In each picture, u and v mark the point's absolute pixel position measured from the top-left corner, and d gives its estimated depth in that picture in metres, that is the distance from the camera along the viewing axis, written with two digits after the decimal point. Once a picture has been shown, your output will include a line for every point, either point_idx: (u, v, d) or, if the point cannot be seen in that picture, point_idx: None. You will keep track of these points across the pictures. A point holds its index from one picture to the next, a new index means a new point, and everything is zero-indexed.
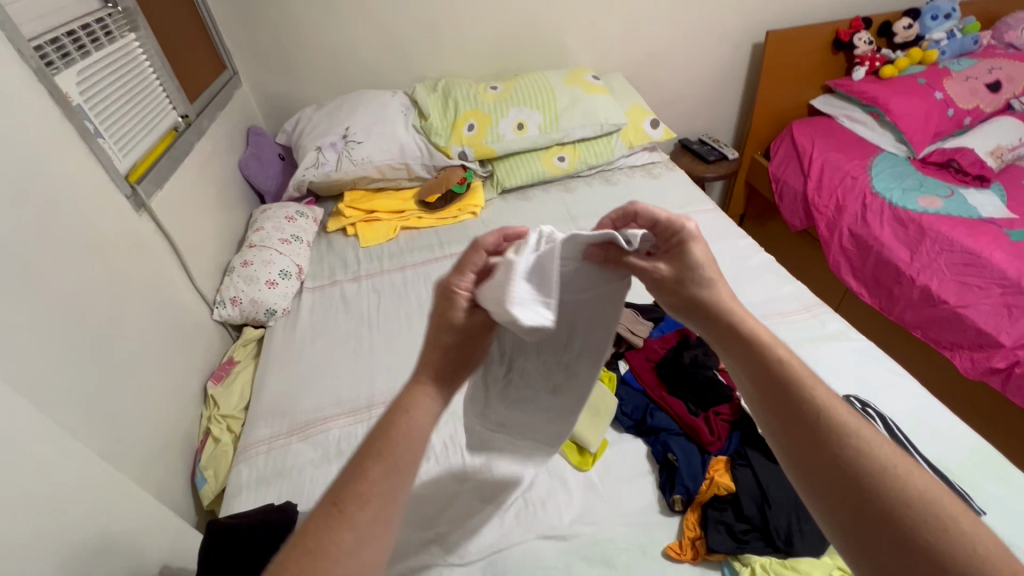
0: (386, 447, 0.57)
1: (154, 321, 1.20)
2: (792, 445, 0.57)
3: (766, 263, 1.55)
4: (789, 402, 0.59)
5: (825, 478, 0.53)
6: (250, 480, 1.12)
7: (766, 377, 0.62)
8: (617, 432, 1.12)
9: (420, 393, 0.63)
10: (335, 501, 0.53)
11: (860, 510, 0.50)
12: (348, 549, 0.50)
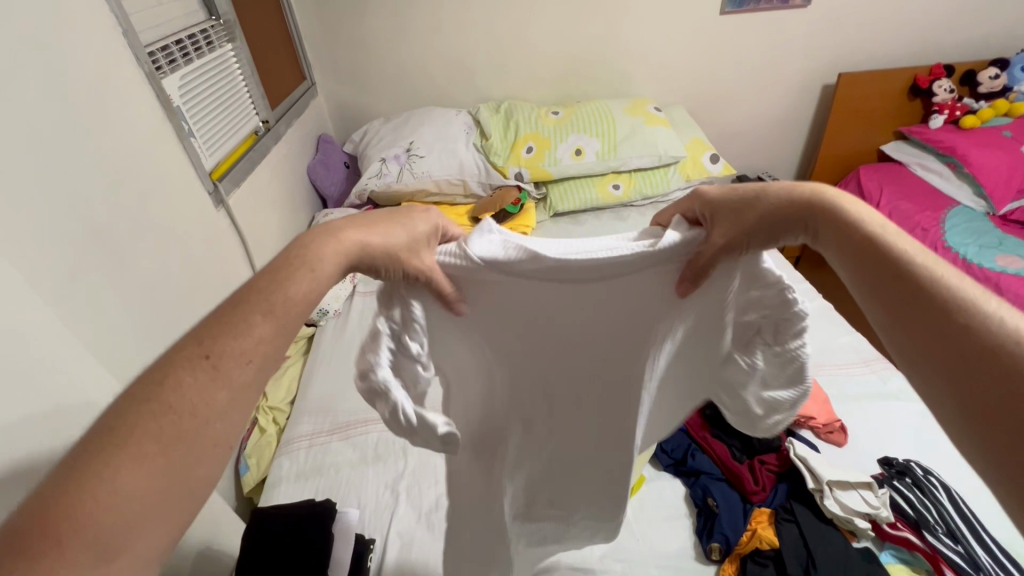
0: (273, 299, 0.52)
1: None
2: (906, 335, 0.48)
3: (824, 310, 1.49)
4: (905, 304, 0.49)
5: (964, 385, 0.42)
6: (290, 474, 1.15)
7: (879, 280, 0.52)
8: (655, 469, 1.09)
9: (322, 250, 0.56)
10: (205, 351, 0.47)
11: (989, 393, 0.41)
12: (219, 411, 0.45)
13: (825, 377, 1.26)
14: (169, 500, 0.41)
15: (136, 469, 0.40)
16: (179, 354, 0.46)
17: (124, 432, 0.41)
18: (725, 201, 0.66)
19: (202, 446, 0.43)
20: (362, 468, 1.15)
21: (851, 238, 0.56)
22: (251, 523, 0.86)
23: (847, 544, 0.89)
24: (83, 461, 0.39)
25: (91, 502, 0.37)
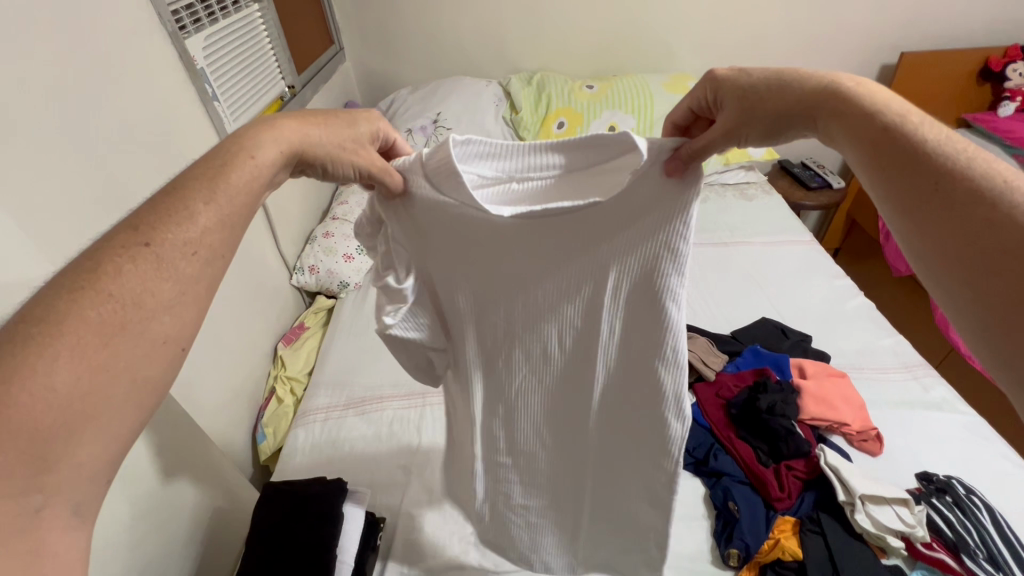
0: (217, 184, 0.52)
1: (239, 280, 1.27)
2: (911, 200, 0.52)
3: (865, 310, 1.41)
4: (933, 189, 0.50)
5: (971, 244, 0.47)
6: (306, 446, 1.16)
7: (903, 161, 0.53)
8: (674, 466, 1.06)
9: (260, 137, 0.57)
10: (144, 238, 0.46)
11: (987, 250, 0.46)
12: (166, 299, 0.45)
13: (861, 382, 1.19)
14: (116, 406, 0.41)
15: (73, 354, 0.39)
16: (111, 244, 0.45)
17: (54, 330, 0.39)
18: (735, 82, 0.60)
19: (149, 349, 0.43)
20: (377, 445, 1.15)
21: (871, 123, 0.55)
22: (260, 501, 0.85)
23: (875, 560, 0.85)
24: (11, 359, 0.37)
25: (34, 402, 0.36)
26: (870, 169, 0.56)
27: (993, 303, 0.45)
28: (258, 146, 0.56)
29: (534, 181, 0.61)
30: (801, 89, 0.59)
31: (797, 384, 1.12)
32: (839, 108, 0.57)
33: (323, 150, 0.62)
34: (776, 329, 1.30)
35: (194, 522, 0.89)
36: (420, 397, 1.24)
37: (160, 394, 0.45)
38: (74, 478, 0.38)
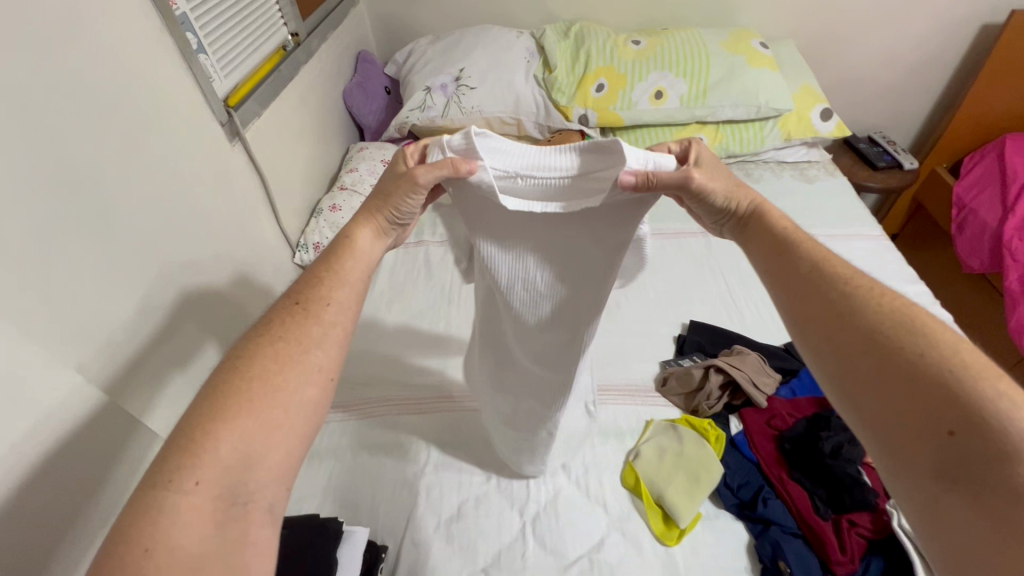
0: (333, 265, 0.65)
1: (233, 264, 1.14)
2: (809, 309, 0.59)
3: None
4: (826, 302, 0.58)
5: (870, 358, 0.53)
6: (305, 452, 1.06)
7: (809, 267, 0.61)
8: (715, 506, 0.93)
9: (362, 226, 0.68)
10: (295, 298, 0.62)
11: (884, 368, 0.52)
12: (315, 337, 0.60)
13: None
14: (284, 419, 0.54)
15: (261, 386, 0.54)
16: (278, 308, 0.62)
17: (248, 369, 0.55)
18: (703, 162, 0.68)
19: (306, 376, 0.57)
20: (381, 457, 1.04)
21: (778, 237, 0.65)
22: None
23: None
24: (224, 388, 0.53)
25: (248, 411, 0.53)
26: (775, 274, 0.64)
27: (901, 416, 0.51)
28: (355, 232, 0.68)
29: (538, 180, 0.65)
30: (738, 193, 0.68)
31: None
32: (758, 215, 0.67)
33: (382, 199, 0.67)
34: None
35: None
36: (431, 402, 1.12)
37: (319, 411, 0.58)
38: (262, 487, 0.51)
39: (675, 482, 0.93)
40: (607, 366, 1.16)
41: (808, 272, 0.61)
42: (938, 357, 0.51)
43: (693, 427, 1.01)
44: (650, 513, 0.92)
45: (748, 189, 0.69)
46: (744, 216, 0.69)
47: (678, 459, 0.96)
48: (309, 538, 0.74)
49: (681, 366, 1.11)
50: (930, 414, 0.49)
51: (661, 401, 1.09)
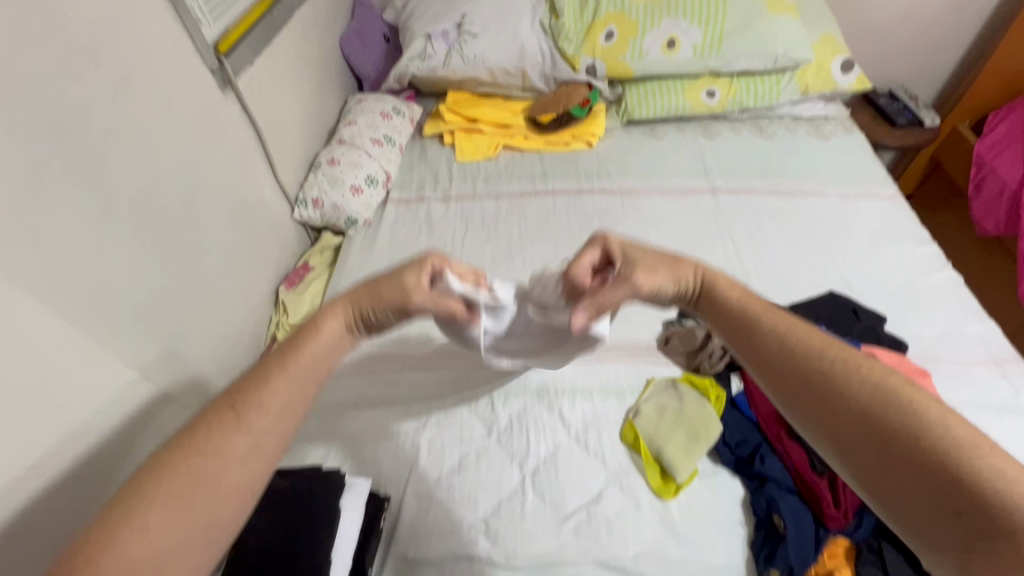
0: (291, 352, 0.64)
1: (227, 220, 1.12)
2: (794, 398, 0.62)
3: (948, 289, 1.20)
4: (810, 380, 0.61)
5: (855, 437, 0.56)
6: (307, 406, 1.07)
7: (778, 330, 0.66)
8: (713, 463, 0.94)
9: (333, 314, 0.70)
10: (232, 401, 0.57)
11: (878, 451, 0.54)
12: (241, 451, 0.55)
13: (941, 378, 1.03)
14: (190, 546, 0.50)
15: (166, 506, 0.50)
16: (208, 411, 0.57)
17: (157, 481, 0.51)
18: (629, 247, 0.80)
19: (221, 497, 0.52)
20: (382, 413, 1.05)
21: (748, 310, 0.71)
22: None
23: None
24: (119, 510, 0.49)
25: (201, 469, 0.53)
26: (756, 362, 0.67)
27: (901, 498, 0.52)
28: (327, 319, 0.69)
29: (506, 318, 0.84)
30: (684, 277, 0.77)
31: None
32: (707, 294, 0.76)
33: (399, 288, 0.72)
34: (847, 308, 1.11)
35: None
36: (431, 360, 1.13)
37: (226, 537, 0.53)
38: None
39: (674, 439, 0.93)
40: None
41: (784, 357, 0.64)
42: (918, 433, 0.53)
43: (694, 387, 1.01)
44: (647, 469, 0.93)
45: (718, 274, 0.77)
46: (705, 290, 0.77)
47: (678, 418, 0.97)
48: (309, 488, 0.76)
49: (685, 326, 1.10)
50: (932, 493, 0.51)
51: (663, 361, 1.09)
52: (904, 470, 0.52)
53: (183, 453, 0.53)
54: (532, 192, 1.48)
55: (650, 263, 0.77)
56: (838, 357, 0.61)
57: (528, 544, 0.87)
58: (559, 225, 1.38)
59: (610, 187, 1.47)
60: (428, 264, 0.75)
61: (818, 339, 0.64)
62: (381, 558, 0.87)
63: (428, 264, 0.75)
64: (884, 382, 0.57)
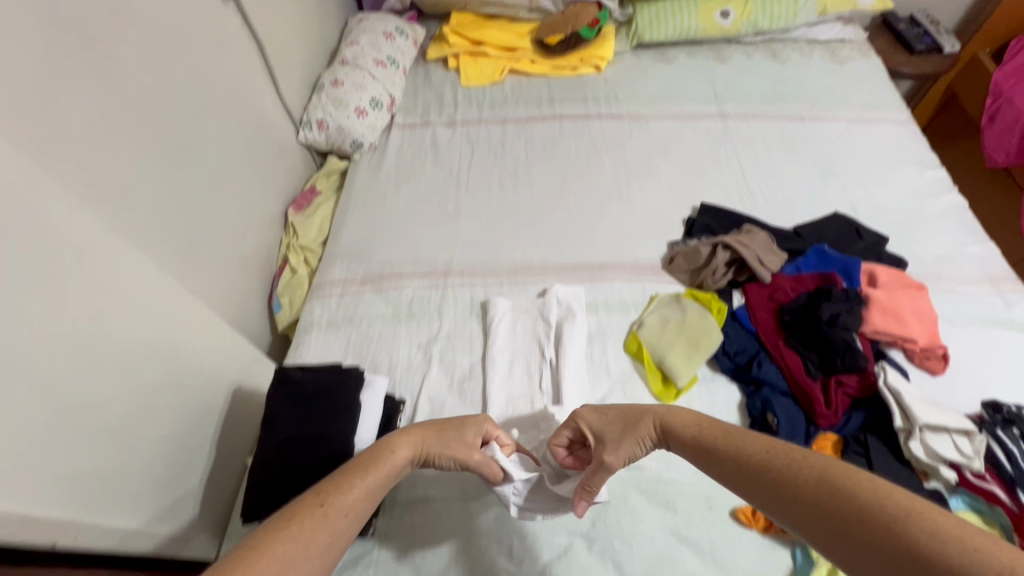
0: (372, 464, 0.66)
1: (234, 136, 1.13)
2: (772, 505, 0.56)
3: (953, 211, 1.21)
4: (775, 490, 0.56)
5: (835, 543, 0.50)
6: (322, 321, 1.11)
7: (723, 446, 0.63)
8: (711, 370, 0.99)
9: (402, 441, 0.71)
10: (321, 500, 0.60)
11: (856, 548, 0.48)
12: (320, 549, 0.55)
13: (936, 293, 1.06)
14: None
15: None
16: (302, 501, 0.59)
17: (256, 555, 0.51)
18: (601, 420, 0.75)
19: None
20: (395, 326, 1.09)
21: (698, 427, 0.68)
22: (274, 383, 0.80)
23: (919, 485, 0.80)
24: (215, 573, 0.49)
25: (331, 517, 0.58)
26: (729, 477, 0.62)
27: None
28: (396, 443, 0.70)
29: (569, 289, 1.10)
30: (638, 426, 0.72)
31: (865, 293, 0.99)
32: (673, 437, 0.70)
33: (458, 439, 0.74)
34: (850, 227, 1.14)
35: (207, 395, 0.87)
36: (441, 277, 1.15)
37: None
38: None
39: (676, 347, 0.98)
40: (614, 246, 1.18)
41: (747, 467, 0.59)
42: (882, 515, 0.47)
43: (697, 300, 1.04)
44: (649, 375, 0.98)
45: (673, 409, 0.72)
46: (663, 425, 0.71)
47: (680, 328, 1.00)
48: (330, 375, 0.80)
49: (688, 245, 1.12)
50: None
51: (667, 279, 1.11)
52: (891, 571, 0.45)
53: (322, 505, 0.59)
54: (539, 117, 1.45)
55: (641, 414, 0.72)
56: (778, 456, 0.58)
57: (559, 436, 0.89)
58: (567, 149, 1.37)
59: (619, 112, 1.45)
60: (489, 431, 0.78)
61: (762, 441, 0.61)
62: None
63: (480, 424, 0.76)
64: (825, 473, 0.54)
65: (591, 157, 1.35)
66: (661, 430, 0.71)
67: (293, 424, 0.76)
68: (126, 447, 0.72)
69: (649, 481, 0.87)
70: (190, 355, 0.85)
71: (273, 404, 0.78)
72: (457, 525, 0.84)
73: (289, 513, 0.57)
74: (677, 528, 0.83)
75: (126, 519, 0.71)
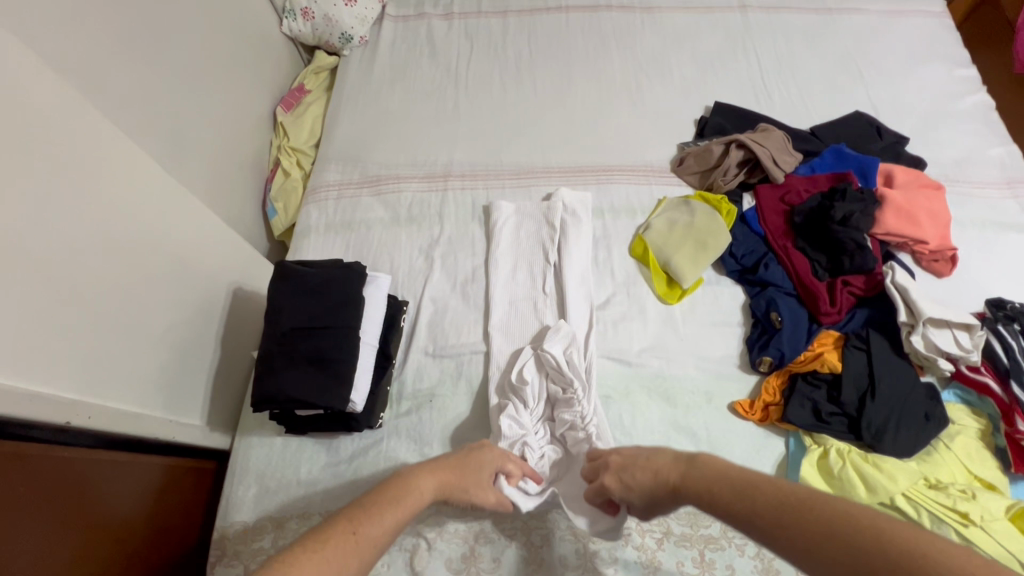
0: (401, 496, 0.64)
1: (209, 22, 1.05)
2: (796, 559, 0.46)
3: (978, 111, 1.15)
4: (798, 542, 0.46)
5: None
6: (319, 224, 1.08)
7: (732, 511, 0.52)
8: (717, 273, 0.98)
9: (426, 473, 0.68)
10: (353, 527, 0.59)
11: None
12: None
13: (951, 196, 1.03)
14: None
15: None
16: (332, 527, 0.58)
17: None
18: (621, 469, 0.66)
19: None
20: (395, 229, 1.06)
21: (702, 488, 0.56)
22: (275, 277, 0.78)
23: (916, 378, 0.82)
24: None
25: (362, 545, 0.58)
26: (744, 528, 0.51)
27: None
28: (424, 475, 0.68)
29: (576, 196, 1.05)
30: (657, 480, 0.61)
31: (880, 193, 0.96)
32: (686, 481, 0.58)
33: (475, 475, 0.71)
34: (870, 127, 1.08)
35: (205, 291, 0.86)
36: (441, 181, 1.11)
37: None
38: None
39: (682, 249, 0.96)
40: (621, 147, 1.12)
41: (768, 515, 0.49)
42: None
43: (706, 202, 1.01)
44: (654, 277, 0.97)
45: (666, 458, 0.62)
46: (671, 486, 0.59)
47: (687, 230, 0.98)
48: (334, 271, 0.78)
49: (699, 146, 1.08)
50: None
51: (675, 182, 1.07)
52: None
53: (354, 531, 0.58)
54: (543, 7, 1.33)
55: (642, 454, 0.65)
56: (791, 518, 0.47)
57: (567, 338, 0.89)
58: (573, 44, 1.27)
59: (630, 2, 1.33)
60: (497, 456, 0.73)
61: (770, 501, 0.50)
62: (403, 352, 0.93)
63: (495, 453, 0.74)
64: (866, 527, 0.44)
65: (599, 52, 1.25)
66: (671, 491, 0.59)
67: (297, 317, 0.75)
68: (127, 335, 0.72)
69: (651, 377, 0.89)
70: (183, 250, 0.83)
71: (276, 295, 0.77)
72: (465, 418, 0.86)
73: (320, 534, 0.57)
74: (677, 420, 0.85)
75: (135, 402, 0.73)
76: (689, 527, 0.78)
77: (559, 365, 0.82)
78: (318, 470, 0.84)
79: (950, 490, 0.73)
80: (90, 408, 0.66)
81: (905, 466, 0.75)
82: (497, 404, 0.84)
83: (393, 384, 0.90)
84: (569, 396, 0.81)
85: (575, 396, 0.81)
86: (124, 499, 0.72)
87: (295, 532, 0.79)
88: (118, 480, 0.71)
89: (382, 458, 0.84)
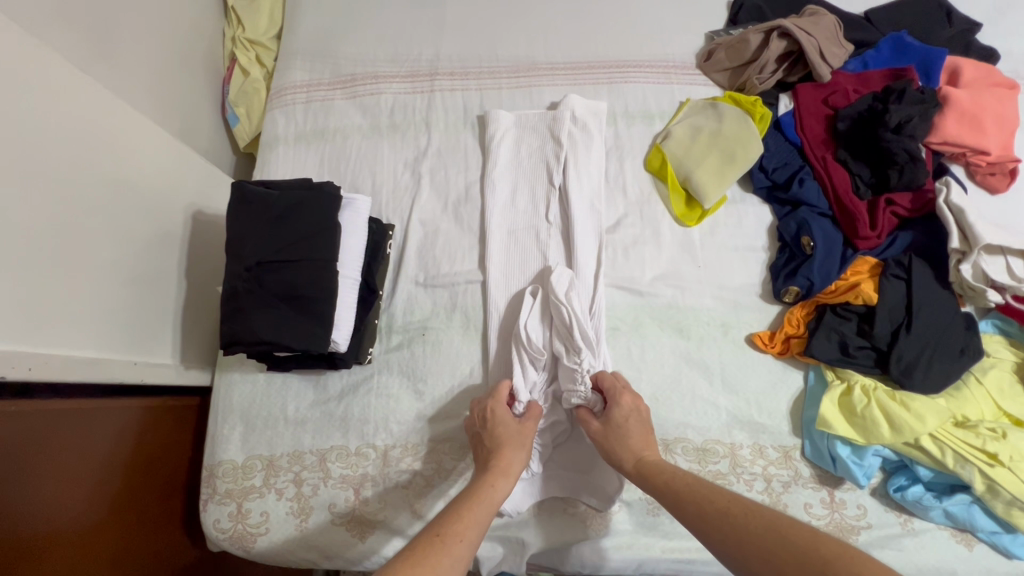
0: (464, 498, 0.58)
1: None
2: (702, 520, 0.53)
3: None
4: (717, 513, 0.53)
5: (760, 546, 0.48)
6: (288, 134, 0.94)
7: (687, 502, 0.56)
8: (743, 191, 0.87)
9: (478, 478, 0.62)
10: (436, 533, 0.53)
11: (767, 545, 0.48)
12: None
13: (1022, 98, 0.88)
14: None
15: None
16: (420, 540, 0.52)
17: None
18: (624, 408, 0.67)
19: None
20: (375, 140, 0.92)
21: (668, 475, 0.59)
22: (233, 200, 0.67)
23: (956, 309, 0.74)
24: None
25: (449, 547, 0.52)
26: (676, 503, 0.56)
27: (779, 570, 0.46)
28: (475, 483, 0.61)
29: (587, 104, 0.89)
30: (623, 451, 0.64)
31: (942, 94, 0.82)
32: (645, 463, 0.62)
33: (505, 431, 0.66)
34: (939, 11, 0.91)
35: (158, 219, 0.75)
36: (425, 79, 0.95)
37: None
38: None
39: (706, 163, 0.84)
40: (639, 38, 0.95)
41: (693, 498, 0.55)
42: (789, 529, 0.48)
43: (736, 105, 0.87)
44: (671, 196, 0.85)
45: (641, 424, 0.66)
46: (637, 457, 0.63)
47: (712, 139, 0.85)
48: (305, 190, 0.67)
49: (733, 35, 0.91)
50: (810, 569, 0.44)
51: (700, 81, 0.92)
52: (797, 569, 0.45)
53: (438, 533, 0.53)
54: None
55: (635, 405, 0.68)
56: (715, 510, 0.53)
57: (572, 266, 0.80)
58: None
59: None
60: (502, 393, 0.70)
61: (703, 493, 0.55)
62: (391, 282, 0.84)
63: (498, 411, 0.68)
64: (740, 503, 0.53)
65: None
66: (635, 462, 0.63)
67: (262, 244, 0.65)
68: (67, 273, 0.62)
69: (663, 308, 0.81)
70: (123, 170, 0.70)
71: (238, 220, 0.66)
72: (462, 352, 0.80)
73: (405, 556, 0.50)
74: (689, 354, 0.79)
75: (87, 347, 0.65)
76: (696, 463, 0.74)
77: (569, 319, 0.72)
78: (306, 407, 0.79)
79: (979, 429, 0.69)
80: (31, 359, 0.57)
81: (934, 404, 0.70)
82: (495, 367, 0.77)
83: (381, 317, 0.82)
84: (573, 364, 0.71)
85: (578, 364, 0.70)
86: (99, 448, 0.67)
87: (287, 471, 0.76)
88: (88, 428, 0.66)
89: (375, 397, 0.78)
